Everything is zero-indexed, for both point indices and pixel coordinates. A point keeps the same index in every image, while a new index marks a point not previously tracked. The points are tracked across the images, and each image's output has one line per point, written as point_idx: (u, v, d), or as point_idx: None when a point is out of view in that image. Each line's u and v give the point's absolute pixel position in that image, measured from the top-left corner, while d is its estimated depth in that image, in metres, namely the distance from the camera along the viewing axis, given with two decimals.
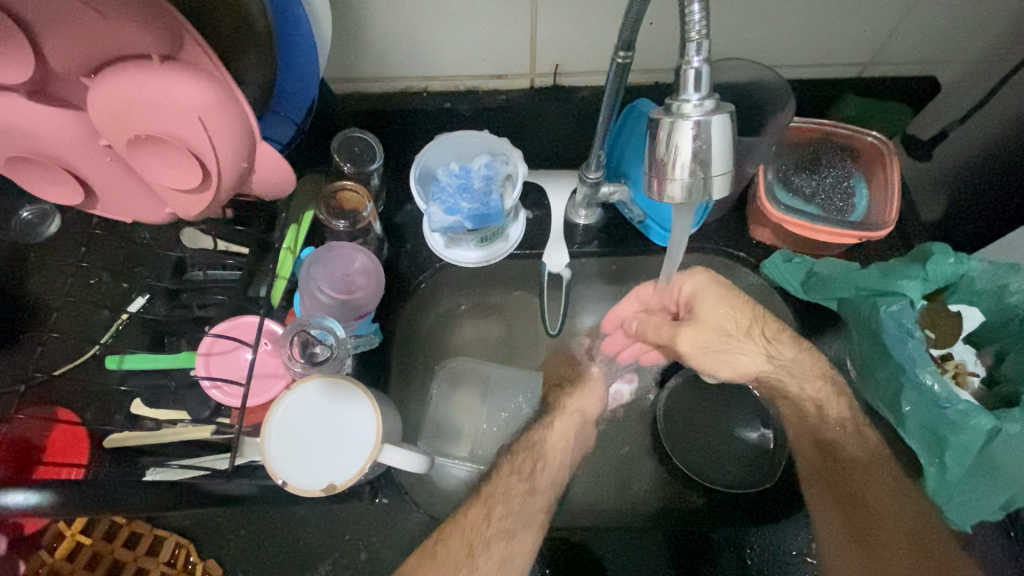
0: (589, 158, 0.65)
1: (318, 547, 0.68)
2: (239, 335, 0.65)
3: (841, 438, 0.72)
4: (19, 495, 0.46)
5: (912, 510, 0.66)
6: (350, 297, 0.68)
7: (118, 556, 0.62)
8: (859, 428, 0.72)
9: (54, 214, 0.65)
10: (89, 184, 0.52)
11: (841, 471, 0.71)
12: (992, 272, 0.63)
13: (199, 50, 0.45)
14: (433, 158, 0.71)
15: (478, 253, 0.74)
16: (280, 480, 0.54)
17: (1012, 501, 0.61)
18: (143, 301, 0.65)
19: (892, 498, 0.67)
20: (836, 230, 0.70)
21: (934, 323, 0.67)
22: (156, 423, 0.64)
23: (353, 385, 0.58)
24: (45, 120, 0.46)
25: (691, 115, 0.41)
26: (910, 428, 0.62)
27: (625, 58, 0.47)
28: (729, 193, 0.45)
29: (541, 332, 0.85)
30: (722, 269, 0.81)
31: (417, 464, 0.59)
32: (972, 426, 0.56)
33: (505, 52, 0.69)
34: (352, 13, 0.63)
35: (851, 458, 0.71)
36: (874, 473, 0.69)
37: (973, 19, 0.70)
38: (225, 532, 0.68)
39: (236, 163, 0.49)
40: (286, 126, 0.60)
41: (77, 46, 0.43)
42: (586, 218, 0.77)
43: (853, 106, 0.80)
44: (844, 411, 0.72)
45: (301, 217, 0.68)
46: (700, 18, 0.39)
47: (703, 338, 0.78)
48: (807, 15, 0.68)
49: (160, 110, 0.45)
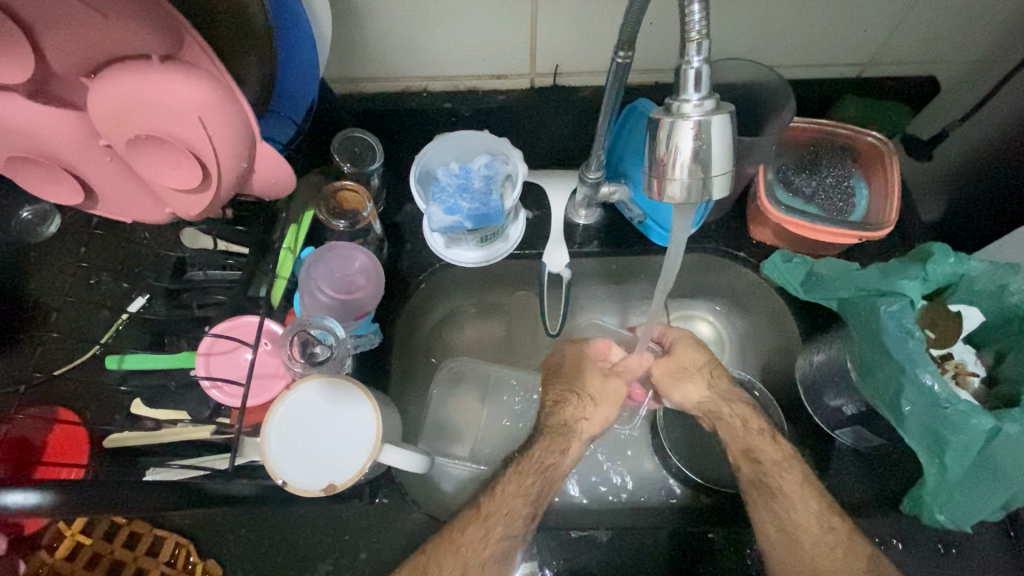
0: (589, 158, 0.65)
1: (317, 548, 0.68)
2: (239, 335, 0.65)
3: (758, 443, 0.70)
4: (19, 495, 0.47)
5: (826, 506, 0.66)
6: (349, 297, 0.67)
7: (118, 556, 0.62)
8: (777, 438, 0.70)
9: (54, 214, 0.65)
10: (88, 185, 0.52)
11: (764, 473, 0.68)
12: (993, 272, 0.63)
13: (198, 49, 0.45)
14: (433, 158, 0.71)
15: (479, 253, 0.74)
16: (280, 480, 0.54)
17: (1012, 500, 0.61)
18: (143, 301, 0.66)
19: (807, 494, 0.66)
20: (837, 230, 0.70)
21: (933, 322, 0.66)
22: (156, 423, 0.64)
23: (352, 385, 0.58)
24: (46, 120, 0.46)
25: (691, 115, 0.41)
26: (910, 428, 0.60)
27: (625, 57, 0.47)
28: (728, 192, 0.45)
29: (541, 332, 0.85)
30: (722, 268, 0.81)
31: (417, 464, 0.59)
32: (972, 426, 0.56)
33: (505, 51, 0.69)
34: (353, 13, 0.63)
35: (767, 458, 0.69)
36: (791, 485, 0.67)
37: (972, 19, 0.70)
38: (224, 533, 0.67)
39: (237, 163, 0.49)
40: (286, 126, 0.60)
41: (78, 46, 0.43)
42: (586, 218, 0.78)
43: (853, 107, 0.79)
44: (762, 421, 0.72)
45: (300, 217, 0.69)
46: (700, 18, 0.39)
47: (674, 363, 0.77)
48: (806, 15, 0.68)
49: (161, 110, 0.45)
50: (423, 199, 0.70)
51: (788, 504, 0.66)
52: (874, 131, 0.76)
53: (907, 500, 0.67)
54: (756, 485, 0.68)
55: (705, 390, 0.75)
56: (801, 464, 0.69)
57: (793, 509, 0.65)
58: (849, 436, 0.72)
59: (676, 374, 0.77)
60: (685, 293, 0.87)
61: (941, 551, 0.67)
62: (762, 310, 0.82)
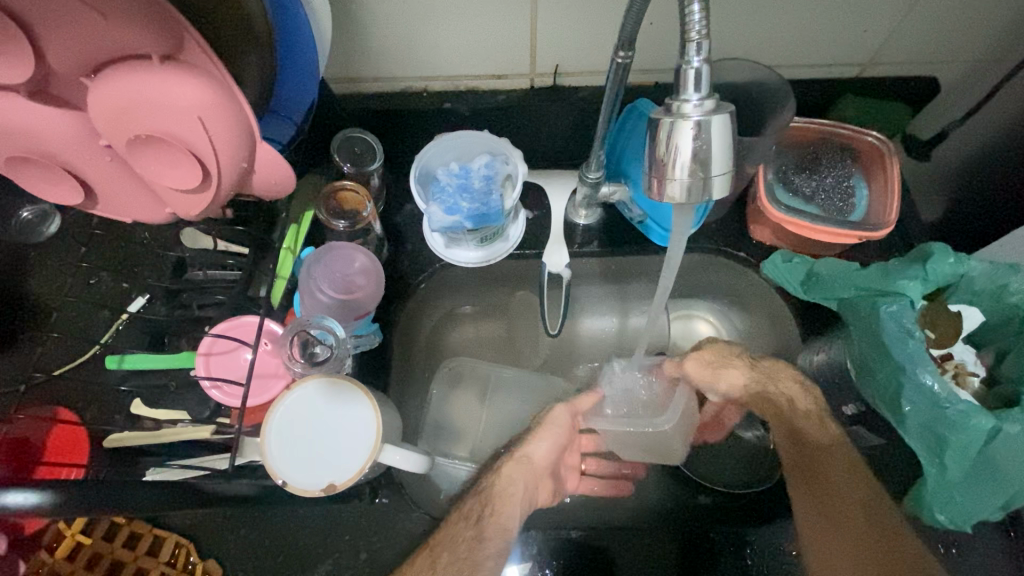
0: (589, 159, 0.65)
1: (317, 547, 0.68)
2: (239, 335, 0.65)
3: (806, 427, 0.70)
4: (19, 495, 0.46)
5: (874, 495, 0.64)
6: (350, 297, 0.68)
7: (118, 556, 0.62)
8: (823, 419, 0.69)
9: (54, 214, 0.65)
10: (88, 185, 0.52)
11: (812, 456, 0.68)
12: (993, 272, 0.63)
13: (198, 49, 0.44)
14: (433, 158, 0.71)
15: (479, 253, 0.74)
16: (280, 480, 0.54)
17: (1012, 500, 0.61)
18: (143, 302, 0.66)
19: (856, 478, 0.65)
20: (836, 230, 0.70)
21: (933, 322, 0.67)
22: (156, 423, 0.64)
23: (352, 385, 0.58)
24: (45, 120, 0.46)
25: (692, 115, 0.41)
26: (909, 428, 0.60)
27: (625, 57, 0.47)
28: (729, 192, 0.45)
29: (541, 332, 0.85)
30: (722, 268, 0.82)
31: (418, 464, 0.59)
32: (973, 425, 0.56)
33: (505, 51, 0.69)
34: (353, 13, 0.63)
35: (815, 443, 0.68)
36: (825, 464, 0.67)
37: (973, 19, 0.70)
38: (224, 533, 0.67)
39: (236, 163, 0.49)
40: (286, 127, 0.60)
41: (78, 46, 0.43)
42: (586, 218, 0.78)
43: (853, 107, 0.79)
44: (810, 404, 0.71)
45: (301, 216, 0.69)
46: (700, 18, 0.39)
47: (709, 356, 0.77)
48: (806, 15, 0.68)
49: (161, 111, 0.45)
50: (423, 199, 0.70)
51: (824, 481, 0.66)
52: (874, 131, 0.76)
53: (908, 498, 0.67)
54: (798, 465, 0.69)
55: (748, 373, 0.75)
56: (848, 448, 0.68)
57: (824, 489, 0.66)
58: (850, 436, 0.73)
59: (713, 364, 0.77)
60: (685, 293, 0.87)
61: (941, 552, 0.67)
62: (762, 311, 0.82)
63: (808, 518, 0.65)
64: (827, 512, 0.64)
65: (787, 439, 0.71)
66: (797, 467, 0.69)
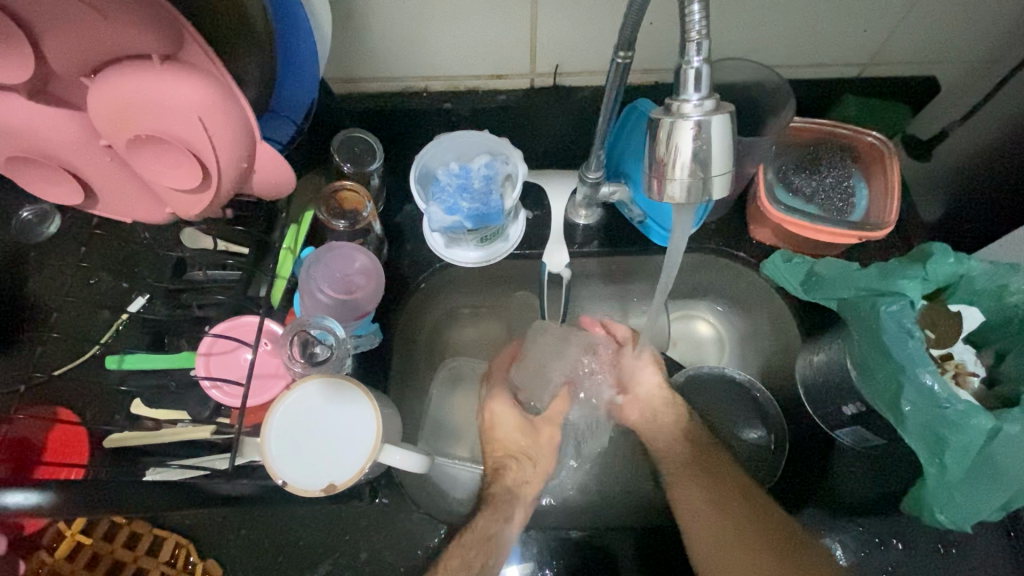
0: (589, 159, 0.65)
1: (317, 548, 0.68)
2: (238, 335, 0.65)
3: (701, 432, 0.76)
4: (18, 495, 0.47)
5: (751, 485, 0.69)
6: (349, 297, 0.68)
7: (118, 556, 0.62)
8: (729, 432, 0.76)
9: (54, 214, 0.66)
10: (88, 185, 0.52)
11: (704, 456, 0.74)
12: (993, 272, 0.63)
13: (199, 49, 0.44)
14: (433, 159, 0.71)
15: (479, 252, 0.74)
16: (280, 481, 0.54)
17: (1012, 500, 0.61)
18: (143, 301, 0.66)
19: (726, 474, 0.70)
20: (837, 230, 0.70)
21: (934, 323, 0.66)
22: (156, 423, 0.64)
23: (352, 384, 0.58)
24: (45, 120, 0.46)
25: (692, 115, 0.41)
26: (909, 428, 0.60)
27: (625, 57, 0.47)
28: (728, 192, 0.45)
29: None
30: (721, 269, 0.82)
31: (418, 464, 0.59)
32: (972, 425, 0.56)
33: (505, 51, 0.69)
34: (354, 13, 0.63)
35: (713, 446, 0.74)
36: (711, 469, 0.72)
37: (974, 18, 0.70)
38: (225, 532, 0.67)
39: (237, 163, 0.49)
40: (285, 127, 0.60)
41: (78, 46, 0.43)
42: (586, 218, 0.78)
43: (853, 107, 0.79)
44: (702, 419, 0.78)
45: (300, 217, 0.69)
46: (700, 18, 0.39)
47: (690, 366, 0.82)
48: (806, 15, 0.68)
49: (162, 111, 0.45)
50: (423, 200, 0.70)
51: (697, 481, 0.71)
52: (874, 131, 0.76)
53: (907, 500, 0.67)
54: (690, 464, 0.74)
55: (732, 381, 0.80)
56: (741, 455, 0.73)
57: (706, 490, 0.70)
58: (850, 437, 0.72)
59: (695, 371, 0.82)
60: (684, 294, 0.87)
61: (941, 552, 0.67)
62: (762, 311, 0.82)
63: (697, 516, 0.68)
64: (714, 499, 0.68)
65: (666, 447, 0.77)
66: (681, 468, 0.74)
